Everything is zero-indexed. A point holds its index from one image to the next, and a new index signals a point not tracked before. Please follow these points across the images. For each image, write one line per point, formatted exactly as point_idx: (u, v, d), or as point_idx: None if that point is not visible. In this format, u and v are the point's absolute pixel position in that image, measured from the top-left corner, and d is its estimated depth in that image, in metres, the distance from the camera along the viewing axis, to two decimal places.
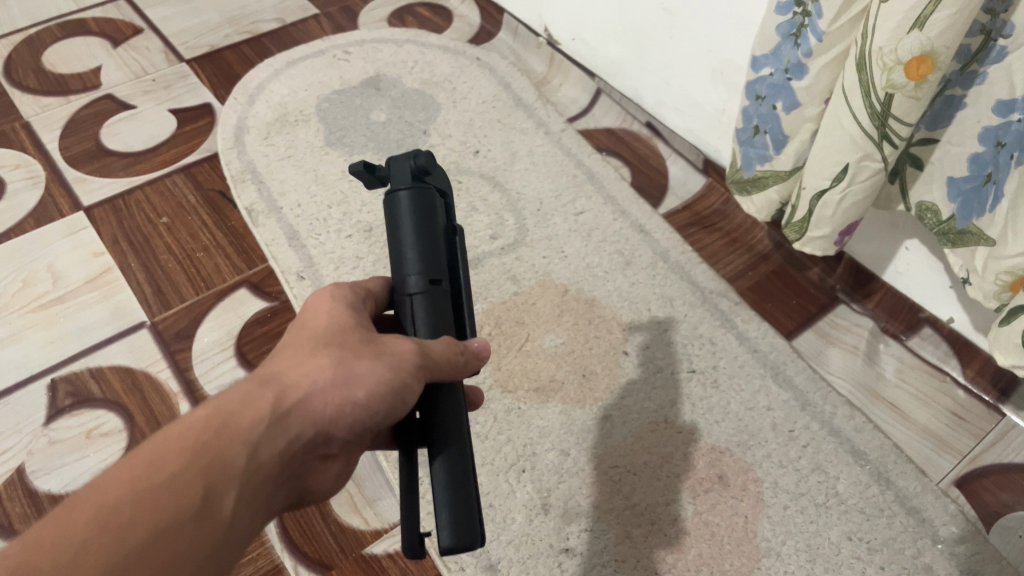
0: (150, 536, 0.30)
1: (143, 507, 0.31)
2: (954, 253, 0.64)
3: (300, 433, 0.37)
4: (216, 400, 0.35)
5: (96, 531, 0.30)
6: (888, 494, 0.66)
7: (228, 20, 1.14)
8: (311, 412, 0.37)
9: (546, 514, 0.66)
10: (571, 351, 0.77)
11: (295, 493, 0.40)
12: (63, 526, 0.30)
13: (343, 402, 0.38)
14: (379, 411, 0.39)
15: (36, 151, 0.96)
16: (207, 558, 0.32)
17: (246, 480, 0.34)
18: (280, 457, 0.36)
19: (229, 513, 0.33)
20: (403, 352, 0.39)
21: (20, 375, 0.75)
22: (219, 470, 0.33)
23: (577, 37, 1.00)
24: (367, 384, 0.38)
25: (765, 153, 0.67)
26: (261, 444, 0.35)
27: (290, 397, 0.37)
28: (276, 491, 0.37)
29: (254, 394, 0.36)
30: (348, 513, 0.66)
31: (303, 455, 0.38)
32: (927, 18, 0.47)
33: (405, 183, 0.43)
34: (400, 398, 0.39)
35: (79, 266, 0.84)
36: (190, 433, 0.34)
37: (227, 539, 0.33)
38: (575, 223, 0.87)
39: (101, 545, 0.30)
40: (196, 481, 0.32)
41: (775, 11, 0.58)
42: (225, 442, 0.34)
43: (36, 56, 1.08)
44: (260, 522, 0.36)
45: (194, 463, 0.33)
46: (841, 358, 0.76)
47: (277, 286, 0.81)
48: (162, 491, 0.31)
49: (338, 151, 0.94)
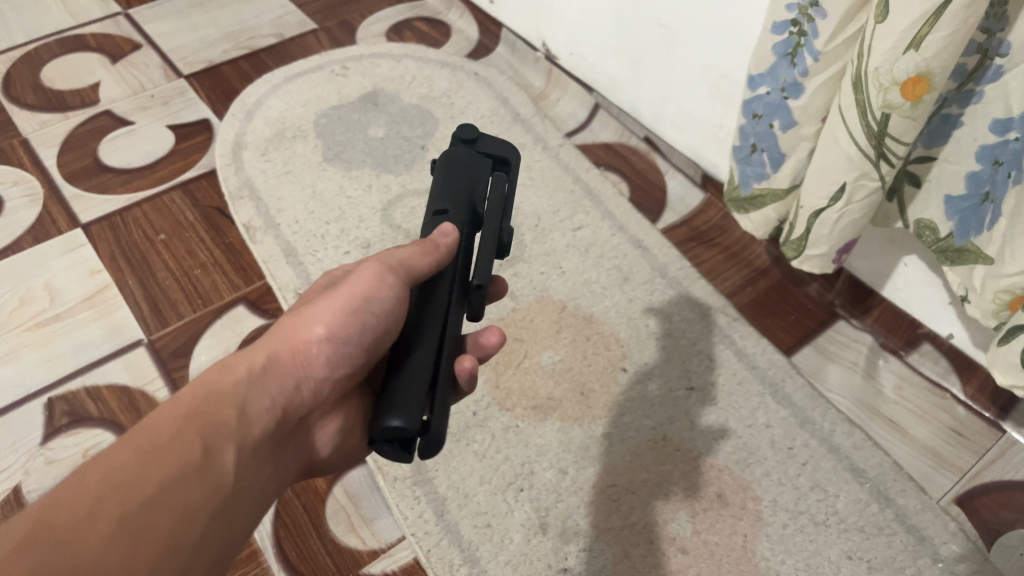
0: (161, 484, 0.35)
1: (147, 466, 0.35)
2: (952, 271, 0.64)
3: (279, 387, 0.42)
4: (199, 376, 0.41)
5: (110, 487, 0.34)
6: (887, 513, 0.66)
7: (226, 35, 1.14)
8: (284, 367, 0.43)
9: (543, 533, 0.65)
10: (569, 368, 0.76)
11: (293, 457, 0.45)
12: (76, 488, 0.34)
13: (309, 344, 0.44)
14: (350, 335, 0.44)
15: (34, 167, 0.96)
16: (215, 507, 0.37)
17: (239, 437, 0.39)
18: (267, 412, 0.41)
19: (229, 464, 0.38)
20: (365, 271, 0.44)
21: (16, 393, 0.75)
22: (213, 427, 0.38)
23: (575, 52, 1.00)
24: (326, 319, 0.44)
25: (762, 171, 0.67)
26: (248, 401, 0.40)
27: (261, 357, 0.43)
28: (269, 452, 0.42)
29: (231, 365, 0.41)
30: (344, 533, 0.66)
31: (287, 416, 0.43)
32: (922, 40, 0.47)
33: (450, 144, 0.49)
34: (364, 314, 0.44)
35: (75, 283, 0.84)
36: (181, 403, 0.38)
37: (231, 489, 0.38)
38: (573, 239, 0.87)
39: (116, 497, 0.34)
40: (195, 437, 0.37)
41: (770, 31, 0.58)
42: (213, 404, 0.39)
43: (33, 72, 1.08)
44: (259, 482, 0.40)
45: (190, 423, 0.38)
46: (840, 374, 0.76)
47: (274, 303, 0.81)
48: (166, 448, 0.36)
49: (336, 167, 0.94)
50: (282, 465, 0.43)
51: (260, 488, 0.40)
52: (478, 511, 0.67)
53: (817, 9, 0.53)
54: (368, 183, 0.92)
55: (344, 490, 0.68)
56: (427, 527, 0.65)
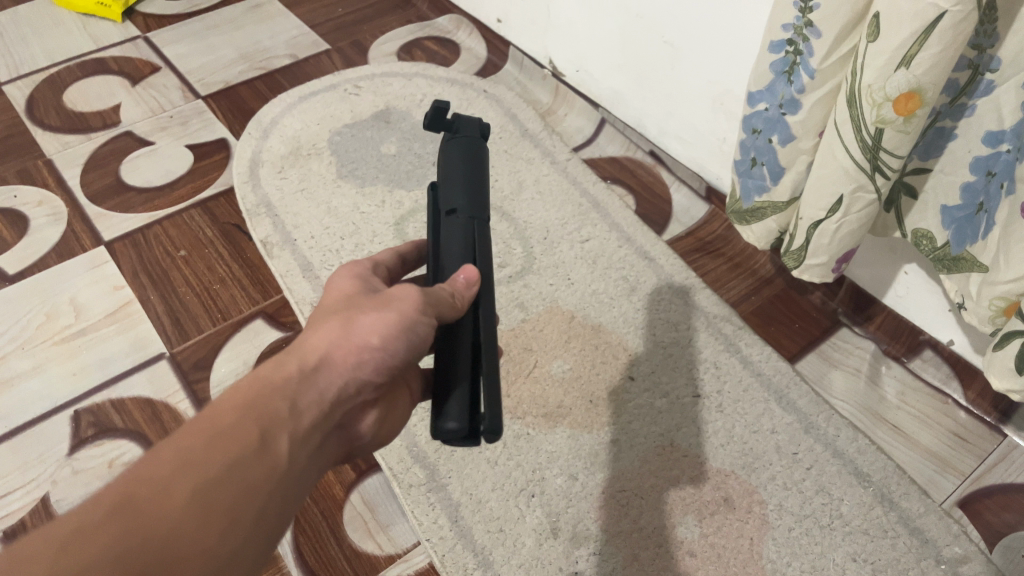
0: (224, 467, 0.38)
1: (213, 450, 0.38)
2: (949, 278, 0.66)
3: (331, 384, 0.43)
4: (257, 368, 0.42)
5: (180, 467, 0.37)
6: (891, 516, 0.67)
7: (242, 56, 1.18)
8: (338, 367, 0.44)
9: (555, 537, 0.67)
10: (579, 377, 0.78)
11: (341, 444, 0.47)
12: (152, 465, 0.37)
13: (360, 349, 0.44)
14: (398, 349, 0.45)
15: (58, 187, 0.99)
16: (272, 489, 0.39)
17: (295, 425, 0.41)
18: (318, 407, 0.43)
19: (285, 451, 0.40)
20: (406, 295, 0.45)
21: (44, 406, 0.77)
22: (271, 416, 0.40)
23: (581, 69, 1.03)
24: (380, 330, 0.44)
25: (762, 184, 0.69)
26: (300, 395, 0.42)
27: (313, 358, 0.44)
28: (323, 440, 0.44)
29: (284, 361, 0.43)
30: (361, 538, 0.68)
31: (341, 407, 0.45)
32: (913, 57, 0.49)
33: (474, 139, 0.53)
34: (414, 332, 0.45)
35: (100, 299, 0.86)
36: (241, 393, 0.41)
37: (287, 471, 0.40)
38: (581, 250, 0.90)
39: (186, 476, 0.37)
40: (254, 425, 0.39)
41: (767, 50, 0.60)
42: (271, 396, 0.41)
43: (57, 95, 1.12)
44: (312, 465, 0.43)
45: (248, 411, 0.40)
46: (844, 380, 0.78)
47: (292, 316, 0.84)
48: (226, 433, 0.39)
49: (349, 183, 0.97)
50: (330, 452, 0.45)
51: (313, 470, 0.43)
52: (491, 517, 0.69)
53: (812, 28, 0.56)
54: (381, 198, 0.95)
55: (361, 497, 0.71)
56: (441, 533, 0.68)
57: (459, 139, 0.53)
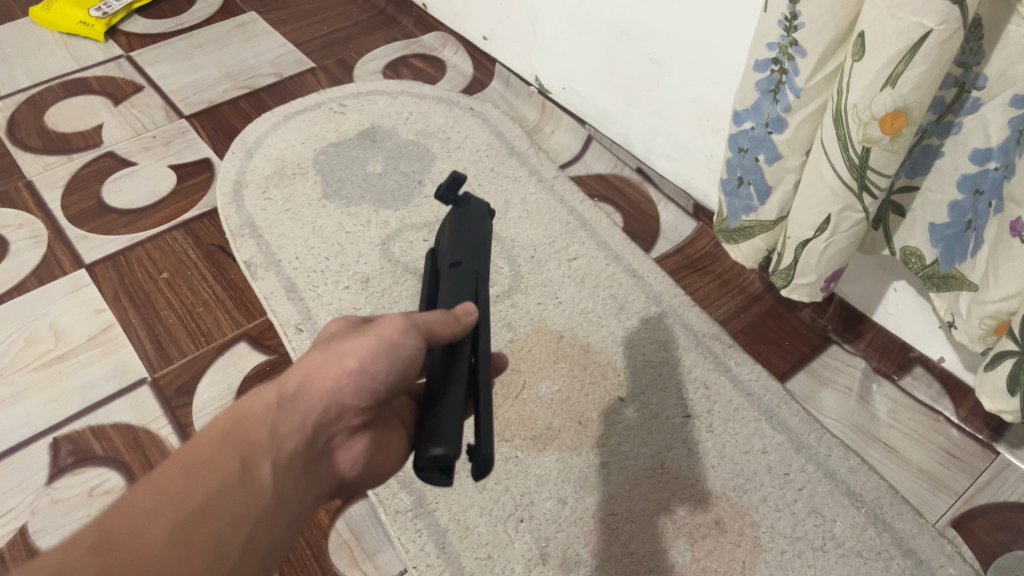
0: (204, 499, 0.38)
1: (191, 482, 0.38)
2: (939, 296, 0.65)
3: (310, 411, 0.43)
4: (235, 402, 0.43)
5: (160, 502, 0.37)
6: (885, 537, 0.66)
7: (226, 75, 1.17)
8: (316, 393, 0.43)
9: (544, 563, 0.66)
10: (567, 399, 0.77)
11: (330, 479, 0.45)
12: (130, 503, 0.37)
13: (341, 373, 0.43)
14: (379, 370, 0.44)
15: (39, 210, 0.97)
16: (258, 517, 0.39)
17: (276, 453, 0.41)
18: (298, 434, 0.42)
19: (268, 480, 0.40)
20: (392, 318, 0.44)
21: (23, 434, 0.76)
22: (250, 446, 0.40)
23: (567, 86, 1.02)
24: (358, 352, 0.44)
25: (750, 203, 0.69)
26: (278, 423, 0.42)
27: (291, 386, 0.43)
28: (310, 468, 0.43)
29: (260, 392, 0.43)
30: (347, 567, 0.67)
31: (323, 435, 0.44)
32: (898, 77, 0.49)
33: (480, 210, 0.53)
34: (396, 353, 0.44)
35: (80, 323, 0.85)
36: (217, 427, 0.41)
37: (273, 499, 0.40)
38: (569, 269, 0.89)
39: (165, 511, 0.37)
40: (232, 456, 0.40)
41: (753, 69, 0.60)
42: (248, 426, 0.41)
43: (38, 116, 1.10)
44: (303, 495, 0.42)
45: (224, 443, 0.40)
46: (834, 399, 0.77)
47: (276, 339, 0.83)
48: (204, 466, 0.39)
49: (335, 204, 0.96)
50: (318, 485, 0.44)
51: (304, 499, 0.42)
52: (479, 543, 0.67)
53: (797, 47, 0.55)
54: (367, 218, 0.94)
55: (347, 524, 0.69)
56: (428, 560, 0.66)
57: (466, 210, 0.53)
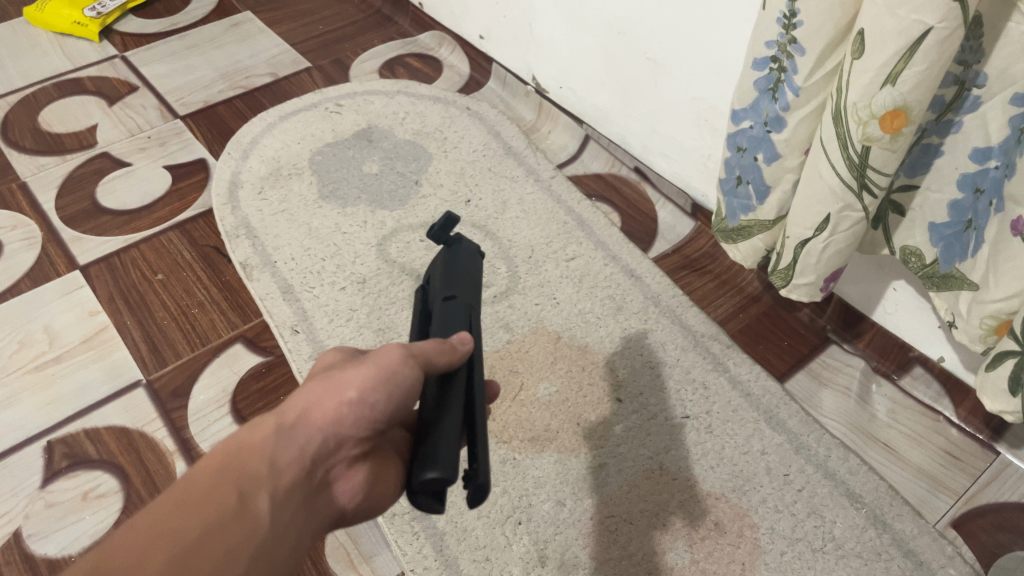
0: (199, 531, 0.38)
1: (188, 515, 0.39)
2: (939, 295, 0.65)
3: (308, 442, 0.43)
4: (237, 432, 0.43)
5: (157, 535, 0.38)
6: (885, 538, 0.66)
7: (222, 75, 1.16)
8: (315, 424, 0.43)
9: (543, 565, 0.65)
10: (565, 400, 0.77)
11: (332, 510, 0.45)
12: (128, 536, 0.38)
13: (340, 404, 0.43)
14: (378, 399, 0.43)
15: (33, 211, 0.97)
16: (256, 549, 0.39)
17: (274, 484, 0.41)
18: (297, 465, 0.42)
19: (265, 511, 0.40)
20: (389, 349, 0.43)
21: (17, 437, 0.75)
22: (248, 478, 0.41)
23: (564, 85, 1.02)
24: (357, 382, 0.43)
25: (748, 203, 0.68)
26: (277, 454, 0.42)
27: (290, 416, 0.43)
28: (310, 499, 0.43)
29: (260, 423, 0.43)
30: (344, 570, 0.66)
31: (323, 466, 0.44)
32: (898, 75, 0.48)
33: (471, 249, 0.52)
34: (393, 383, 0.43)
35: (75, 326, 0.84)
36: (216, 458, 0.42)
37: (270, 530, 0.40)
38: (566, 269, 0.88)
39: (161, 544, 0.37)
40: (229, 488, 0.40)
41: (751, 67, 0.59)
42: (246, 458, 0.41)
43: (32, 117, 1.10)
44: (303, 525, 0.43)
45: (224, 476, 0.41)
46: (833, 400, 0.77)
47: (272, 340, 0.82)
48: (201, 500, 0.40)
49: (331, 204, 0.95)
50: (318, 516, 0.44)
51: (303, 530, 0.42)
52: (477, 545, 0.67)
53: (796, 46, 0.55)
54: (363, 218, 0.93)
55: (343, 527, 0.69)
56: (426, 563, 0.66)
57: (457, 248, 0.51)
